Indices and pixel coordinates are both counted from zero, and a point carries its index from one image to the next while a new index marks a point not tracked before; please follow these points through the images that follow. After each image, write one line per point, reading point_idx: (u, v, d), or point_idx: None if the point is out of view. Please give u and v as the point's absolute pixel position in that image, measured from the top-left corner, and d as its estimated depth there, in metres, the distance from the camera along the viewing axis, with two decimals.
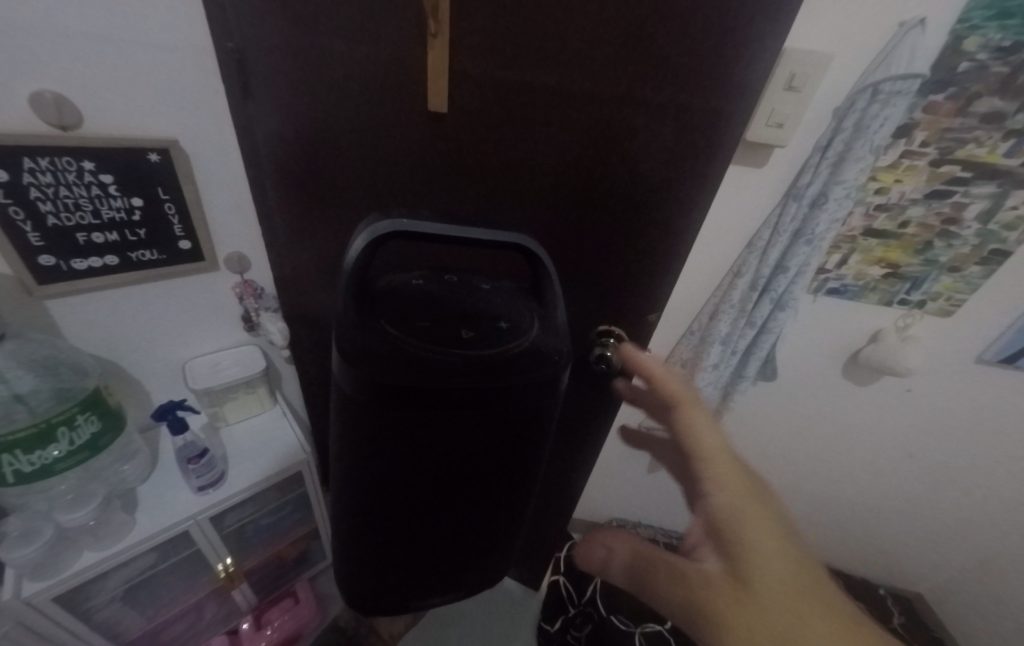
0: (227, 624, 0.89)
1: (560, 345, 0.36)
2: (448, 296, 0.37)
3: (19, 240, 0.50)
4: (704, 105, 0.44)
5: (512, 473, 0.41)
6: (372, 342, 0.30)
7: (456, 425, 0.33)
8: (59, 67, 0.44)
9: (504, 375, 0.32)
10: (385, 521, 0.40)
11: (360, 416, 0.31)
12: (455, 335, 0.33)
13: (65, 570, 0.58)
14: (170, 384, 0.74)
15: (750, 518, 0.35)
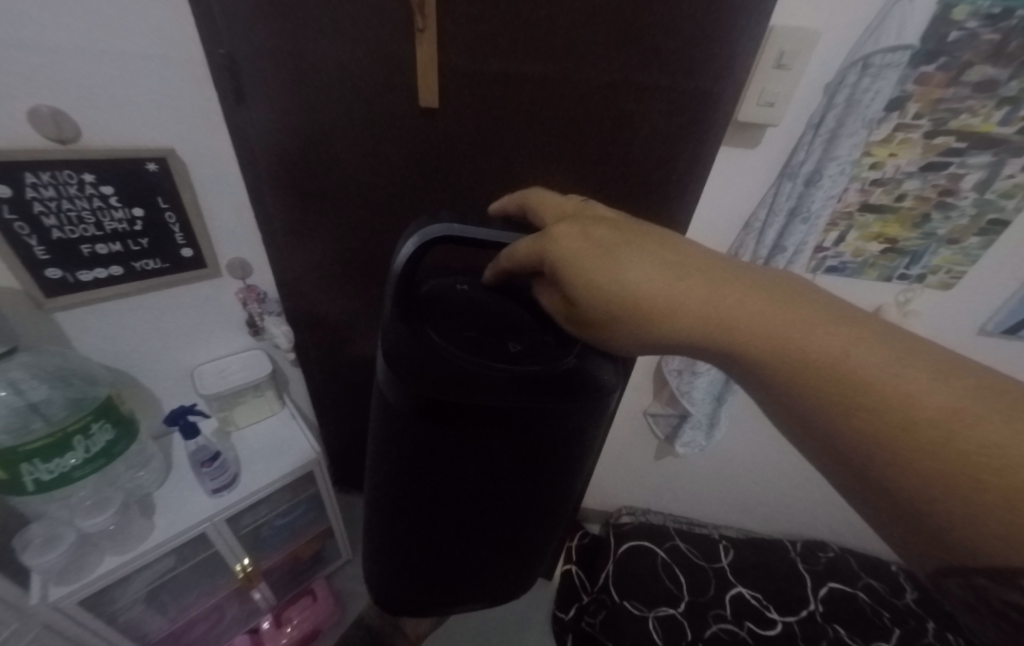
0: (247, 623, 0.91)
1: (611, 368, 0.33)
2: (495, 306, 0.36)
3: (25, 254, 0.51)
4: (692, 86, 0.44)
5: (552, 502, 0.38)
6: (419, 352, 0.29)
7: (500, 449, 0.30)
8: (54, 82, 0.45)
9: (558, 396, 0.29)
10: (418, 537, 0.38)
11: (401, 428, 0.29)
12: (500, 349, 0.31)
13: (88, 575, 0.60)
14: (179, 390, 0.75)
15: (708, 289, 0.27)
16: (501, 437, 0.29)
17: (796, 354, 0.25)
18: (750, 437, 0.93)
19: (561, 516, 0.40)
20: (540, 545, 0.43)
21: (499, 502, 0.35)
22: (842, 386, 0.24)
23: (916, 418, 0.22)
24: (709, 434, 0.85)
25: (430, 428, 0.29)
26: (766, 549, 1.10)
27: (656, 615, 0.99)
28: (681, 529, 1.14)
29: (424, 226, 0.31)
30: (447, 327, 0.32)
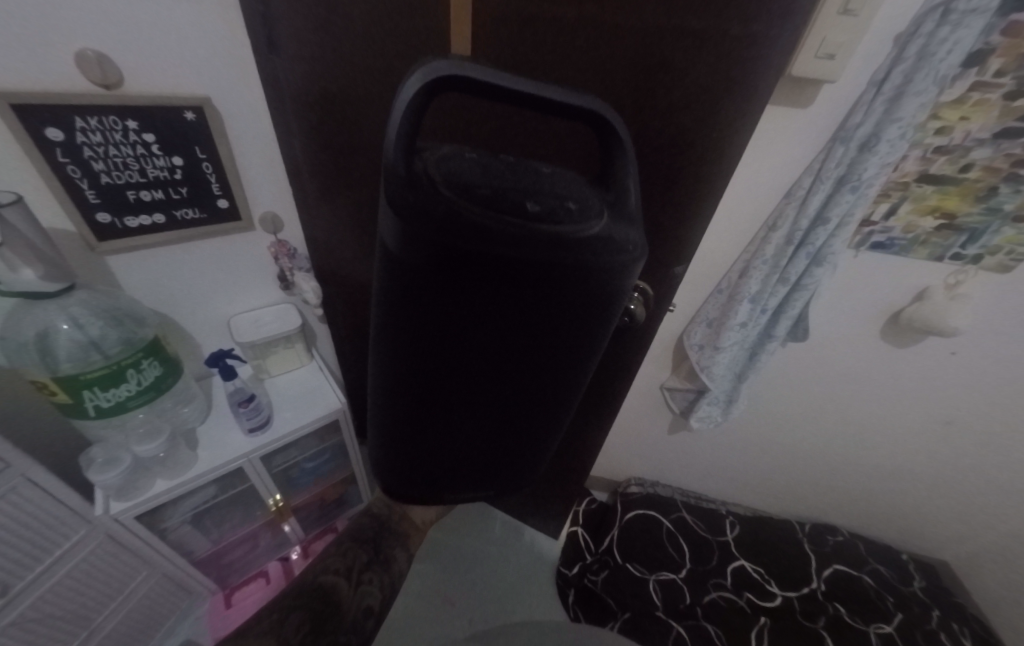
0: (279, 551, 1.00)
1: (632, 235, 0.32)
2: (511, 168, 0.32)
3: (78, 198, 0.53)
4: (743, 32, 0.40)
5: (564, 372, 0.38)
6: (429, 199, 0.26)
7: (512, 305, 0.31)
8: (98, 25, 0.46)
9: (570, 250, 0.29)
10: (428, 409, 0.38)
11: (413, 285, 0.28)
12: (517, 206, 0.29)
13: (142, 494, 0.66)
14: (218, 337, 0.80)
15: None
16: (514, 289, 0.30)
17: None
18: (768, 418, 0.91)
19: (571, 390, 0.41)
20: (547, 423, 0.44)
21: (509, 370, 0.36)
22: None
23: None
24: (726, 412, 0.84)
25: (441, 279, 0.28)
26: (773, 528, 1.11)
27: (657, 578, 1.02)
28: (689, 503, 1.16)
29: (431, 63, 0.25)
30: (458, 181, 0.29)
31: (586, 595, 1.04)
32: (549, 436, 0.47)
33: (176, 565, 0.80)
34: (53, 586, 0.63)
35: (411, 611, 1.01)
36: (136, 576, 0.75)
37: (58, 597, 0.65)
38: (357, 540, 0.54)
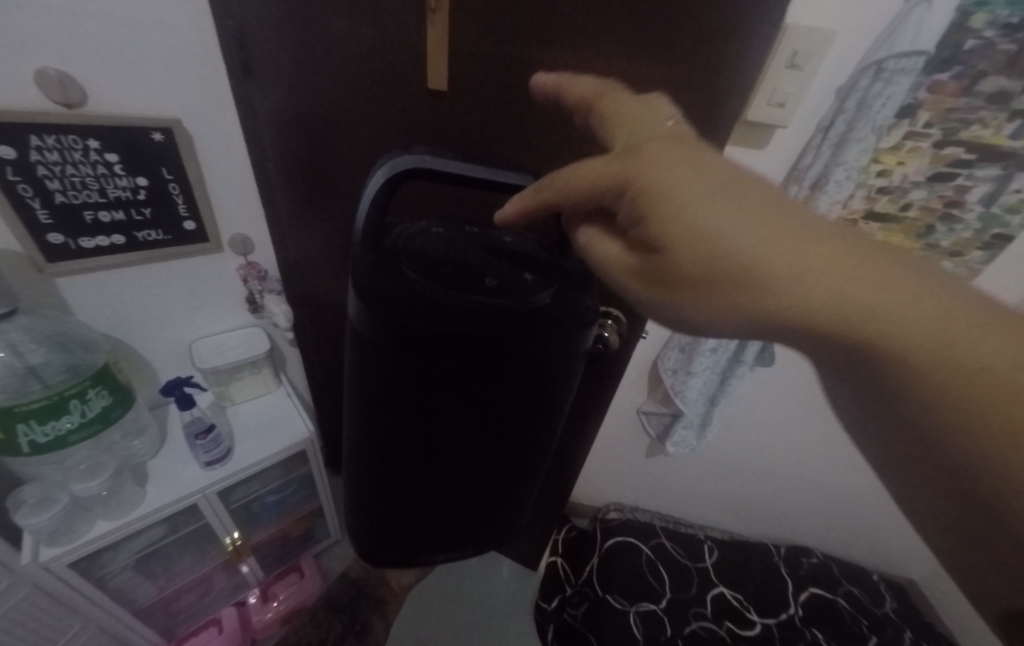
0: (234, 596, 0.92)
1: (585, 303, 0.35)
2: (470, 248, 0.37)
3: (28, 217, 0.51)
4: (699, 82, 0.44)
5: (532, 431, 0.39)
6: (390, 281, 0.29)
7: (478, 375, 0.32)
8: (61, 44, 0.45)
9: (528, 318, 0.31)
10: (399, 473, 0.39)
11: (379, 360, 0.30)
12: (475, 279, 0.32)
13: (78, 538, 0.60)
14: (177, 363, 0.75)
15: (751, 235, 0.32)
16: (478, 362, 0.31)
17: (826, 284, 0.28)
18: (741, 441, 0.93)
19: (542, 447, 0.42)
20: (520, 479, 0.45)
21: (476, 435, 0.37)
22: (888, 322, 0.27)
23: (924, 343, 0.26)
24: (700, 435, 0.86)
25: (404, 356, 0.30)
26: (750, 552, 1.12)
27: (637, 610, 1.00)
28: (667, 528, 1.15)
29: (395, 159, 0.31)
30: (422, 262, 0.32)
31: (566, 630, 1.01)
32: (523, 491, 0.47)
33: (115, 616, 0.72)
34: None
35: None
36: (67, 631, 0.67)
37: None
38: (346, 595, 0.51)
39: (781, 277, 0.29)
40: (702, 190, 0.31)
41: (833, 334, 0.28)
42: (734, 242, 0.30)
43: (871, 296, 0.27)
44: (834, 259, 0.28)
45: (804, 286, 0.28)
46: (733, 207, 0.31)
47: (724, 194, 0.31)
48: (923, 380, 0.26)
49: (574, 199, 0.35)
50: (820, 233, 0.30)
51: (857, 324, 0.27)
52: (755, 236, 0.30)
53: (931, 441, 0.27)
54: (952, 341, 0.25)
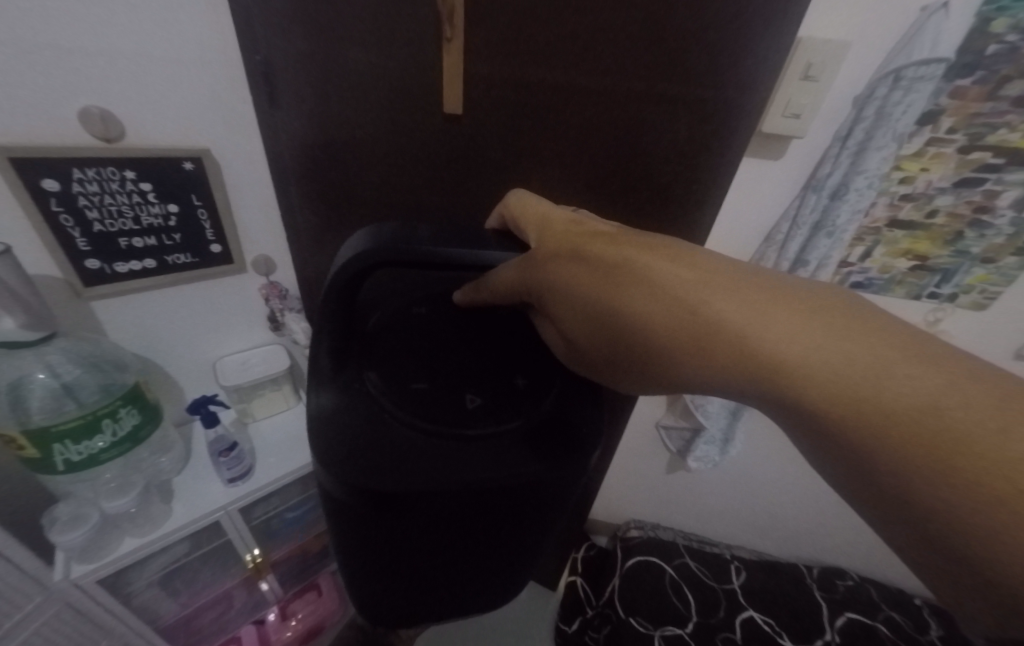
0: (253, 613, 0.92)
1: (585, 415, 0.33)
2: (456, 342, 0.34)
3: (68, 245, 0.53)
4: (713, 96, 0.44)
5: (535, 539, 0.37)
6: (355, 425, 0.28)
7: (463, 515, 0.29)
8: (101, 84, 0.48)
9: (518, 456, 0.28)
10: (398, 593, 0.36)
11: (355, 514, 0.27)
12: (457, 403, 0.30)
13: (107, 555, 0.62)
14: (202, 381, 0.77)
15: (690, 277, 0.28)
16: (462, 507, 0.28)
17: (748, 329, 0.26)
18: (765, 456, 0.91)
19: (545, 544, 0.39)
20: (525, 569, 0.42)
21: (474, 554, 0.35)
22: (817, 368, 0.24)
23: (855, 393, 0.23)
24: (722, 450, 0.84)
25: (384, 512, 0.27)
26: (779, 573, 1.07)
27: (662, 633, 0.96)
28: (691, 547, 1.11)
29: (357, 246, 0.27)
30: (397, 374, 0.31)
31: None
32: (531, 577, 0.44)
33: (139, 634, 0.73)
34: None
35: None
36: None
37: None
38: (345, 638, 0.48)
39: (692, 322, 0.27)
40: (603, 249, 0.32)
41: (758, 382, 0.25)
42: (642, 287, 0.29)
43: (790, 340, 0.25)
44: (746, 300, 0.26)
45: (711, 329, 0.26)
46: (634, 260, 0.30)
47: (624, 249, 0.31)
48: (864, 435, 0.22)
49: (489, 294, 0.33)
50: (734, 273, 0.28)
51: (785, 374, 0.24)
52: (660, 281, 0.29)
53: (891, 493, 0.22)
54: (887, 378, 0.22)
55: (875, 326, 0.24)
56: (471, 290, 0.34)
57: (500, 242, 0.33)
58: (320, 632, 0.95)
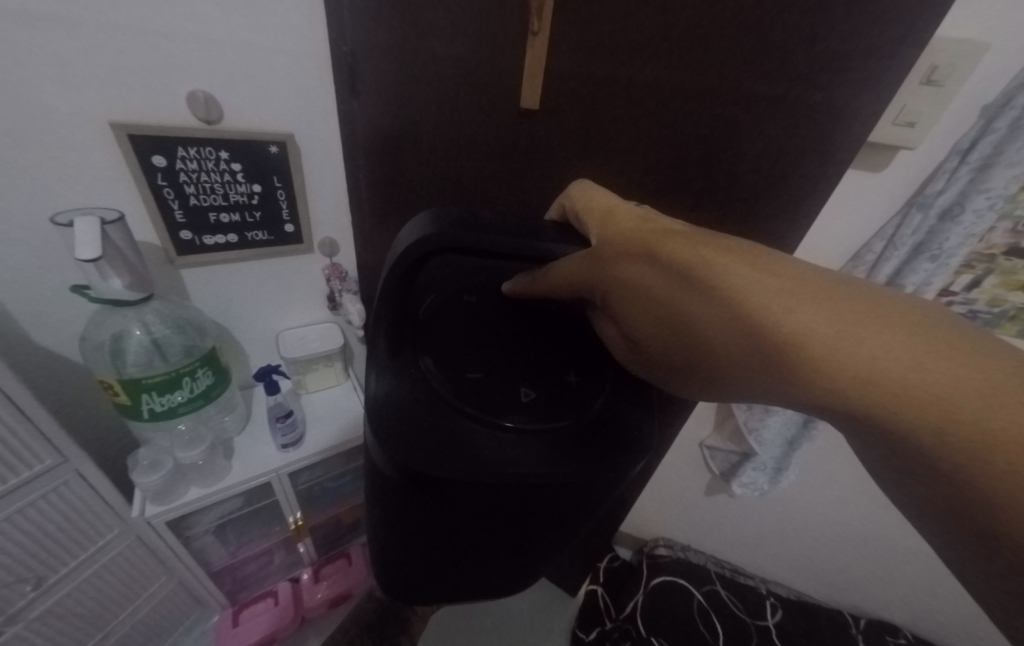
0: (290, 571, 0.99)
1: (638, 417, 0.31)
2: (511, 334, 0.32)
3: (167, 216, 0.59)
4: (814, 99, 0.41)
5: (566, 537, 0.35)
6: (413, 409, 0.27)
7: (505, 513, 0.28)
8: (208, 70, 0.52)
9: (570, 456, 0.27)
10: (422, 578, 0.35)
11: (393, 496, 0.26)
12: (511, 396, 0.29)
13: (175, 499, 0.68)
14: (266, 350, 0.83)
15: (781, 282, 0.26)
16: (506, 503, 0.27)
17: (848, 346, 0.23)
18: (819, 489, 0.84)
19: (570, 544, 0.37)
20: (546, 565, 0.40)
21: (506, 548, 0.33)
22: (908, 384, 0.22)
23: (942, 407, 0.22)
24: (773, 478, 0.79)
25: (425, 500, 0.25)
26: (822, 619, 0.99)
27: None
28: (724, 575, 1.06)
29: (422, 230, 0.26)
30: (451, 360, 0.30)
31: None
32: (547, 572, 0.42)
33: (193, 574, 0.80)
34: (79, 583, 0.64)
35: None
36: (155, 580, 0.75)
37: (83, 596, 0.66)
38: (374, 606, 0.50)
39: (770, 336, 0.25)
40: (679, 249, 0.29)
41: (834, 399, 0.24)
42: (734, 291, 0.26)
43: (884, 360, 0.23)
44: (836, 309, 0.24)
45: (801, 339, 0.24)
46: (715, 263, 0.27)
47: (704, 249, 0.28)
48: (942, 442, 0.22)
49: (546, 290, 0.30)
50: (823, 286, 0.25)
51: (874, 391, 0.23)
52: (742, 289, 0.26)
53: (952, 492, 0.22)
54: (981, 396, 0.21)
55: (978, 355, 0.22)
56: (525, 281, 0.31)
57: (556, 229, 0.32)
58: (349, 599, 0.99)
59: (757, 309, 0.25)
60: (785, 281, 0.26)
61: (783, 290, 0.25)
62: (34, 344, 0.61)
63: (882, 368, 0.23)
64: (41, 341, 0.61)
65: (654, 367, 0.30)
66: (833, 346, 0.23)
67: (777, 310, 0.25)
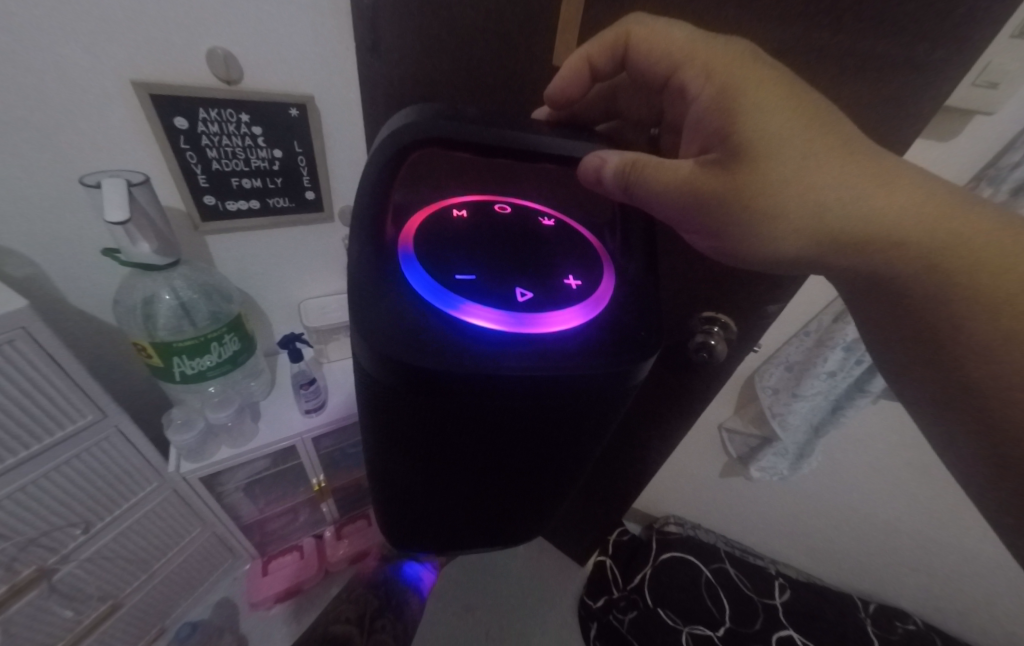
0: (314, 528, 1.04)
1: (650, 316, 0.27)
2: (505, 242, 0.28)
3: (191, 181, 0.58)
4: (916, 59, 0.31)
5: (576, 460, 0.32)
6: (398, 307, 0.23)
7: (505, 421, 0.25)
8: (225, 24, 0.50)
9: (573, 352, 0.23)
10: (429, 498, 0.33)
11: (387, 403, 0.23)
12: (504, 295, 0.25)
13: (210, 457, 0.72)
14: (289, 319, 0.84)
15: (842, 142, 0.28)
16: (505, 412, 0.24)
17: (881, 202, 0.28)
18: (843, 476, 0.83)
19: (579, 471, 0.34)
20: (557, 496, 0.38)
21: (512, 468, 0.30)
22: (920, 233, 0.27)
23: (937, 252, 0.27)
24: (793, 462, 0.78)
25: (419, 404, 0.23)
26: (830, 602, 1.00)
27: (691, 629, 0.95)
28: (733, 554, 1.06)
29: (400, 119, 0.23)
30: (436, 261, 0.26)
31: (610, 632, 0.97)
32: (559, 503, 0.40)
33: (224, 526, 0.85)
34: (123, 529, 0.69)
35: (431, 614, 1.00)
36: (190, 529, 0.80)
37: (128, 541, 0.71)
38: (369, 588, 0.65)
39: (832, 189, 0.27)
40: (763, 91, 0.28)
41: (863, 249, 0.28)
42: (808, 144, 0.27)
43: (903, 215, 0.28)
44: (876, 172, 0.28)
45: (853, 195, 0.27)
46: (794, 110, 0.28)
47: (784, 95, 0.28)
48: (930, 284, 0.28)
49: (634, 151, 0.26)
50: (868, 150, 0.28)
51: (892, 242, 0.28)
52: (816, 142, 0.28)
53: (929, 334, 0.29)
54: (979, 239, 0.27)
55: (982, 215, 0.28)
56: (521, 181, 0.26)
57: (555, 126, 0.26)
58: (368, 557, 1.04)
59: (821, 166, 0.27)
60: (843, 142, 0.28)
61: (844, 147, 0.28)
62: (71, 305, 0.63)
63: (902, 218, 0.28)
64: (78, 303, 0.64)
65: (737, 219, 0.28)
66: (874, 198, 0.27)
67: (837, 167, 0.27)
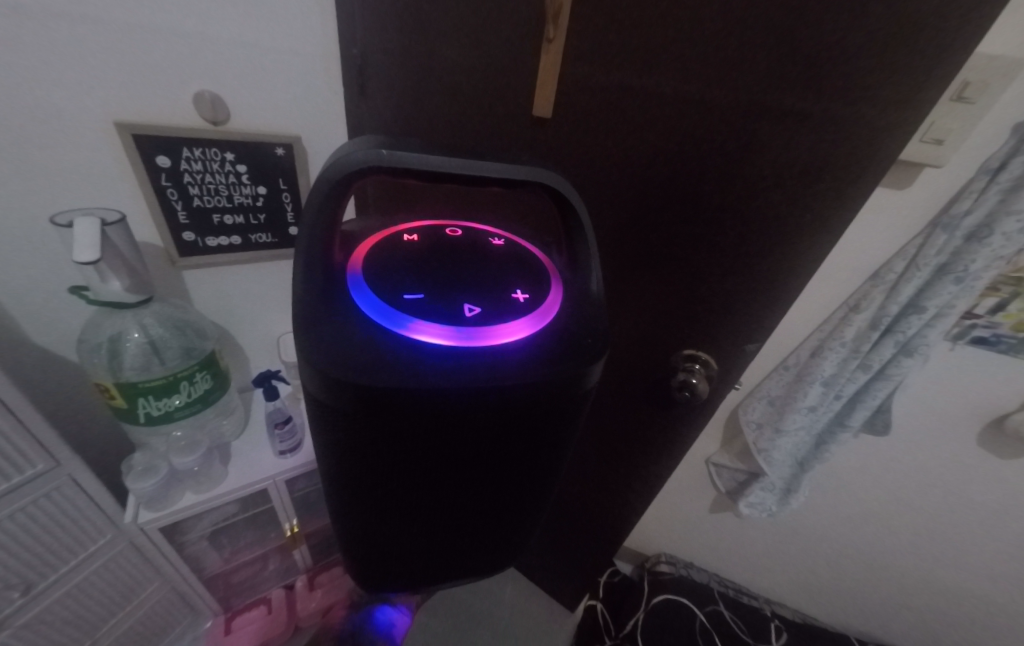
0: (285, 579, 0.97)
1: (593, 323, 0.27)
2: (460, 262, 0.28)
3: (171, 216, 0.57)
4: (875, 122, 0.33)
5: (539, 481, 0.30)
6: (344, 328, 0.23)
7: (455, 440, 0.24)
8: (215, 70, 0.51)
9: (516, 364, 0.23)
10: (390, 533, 0.31)
11: (333, 427, 0.22)
12: (452, 310, 0.25)
13: (171, 505, 0.67)
14: (268, 354, 0.82)
15: None
16: (453, 431, 0.23)
17: None
18: (831, 512, 0.82)
19: (547, 494, 0.33)
20: (528, 523, 0.36)
21: (471, 494, 0.29)
22: None
23: None
24: (782, 499, 0.77)
25: (365, 427, 0.22)
26: None
27: None
28: (727, 595, 1.03)
29: (350, 146, 0.23)
30: (384, 281, 0.25)
31: None
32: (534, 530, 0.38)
33: (185, 581, 0.79)
34: (68, 589, 0.63)
35: None
36: (145, 586, 0.74)
37: (72, 602, 0.64)
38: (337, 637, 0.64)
39: None
40: None
41: None
42: None
43: None
44: None
45: None
46: None
47: None
48: None
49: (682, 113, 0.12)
50: None
51: None
52: None
53: None
54: None
55: None
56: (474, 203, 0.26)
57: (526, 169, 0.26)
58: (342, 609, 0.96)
59: None
60: None
61: None
62: (32, 343, 0.60)
63: None
64: (41, 341, 0.61)
65: None
66: None
67: None
